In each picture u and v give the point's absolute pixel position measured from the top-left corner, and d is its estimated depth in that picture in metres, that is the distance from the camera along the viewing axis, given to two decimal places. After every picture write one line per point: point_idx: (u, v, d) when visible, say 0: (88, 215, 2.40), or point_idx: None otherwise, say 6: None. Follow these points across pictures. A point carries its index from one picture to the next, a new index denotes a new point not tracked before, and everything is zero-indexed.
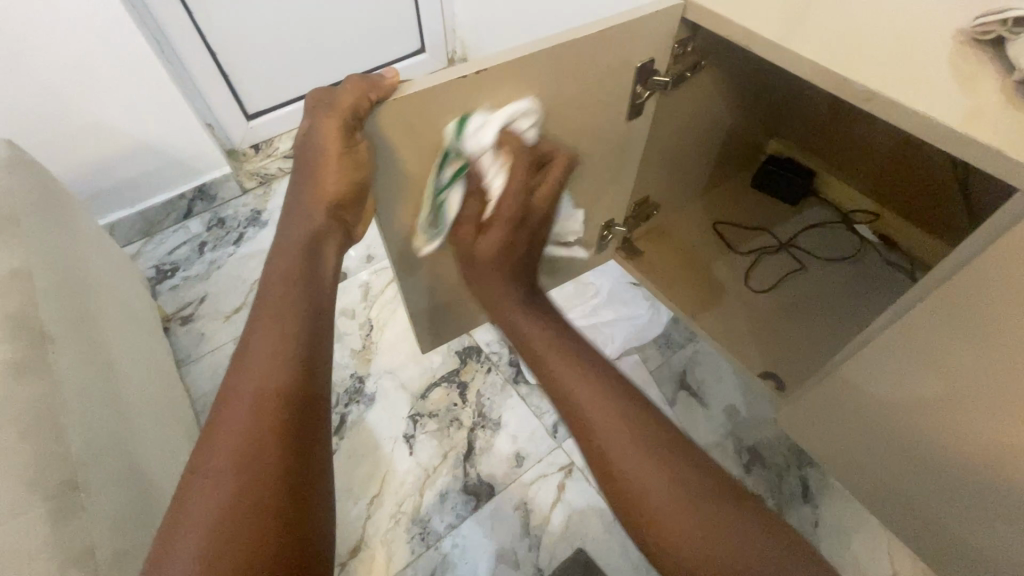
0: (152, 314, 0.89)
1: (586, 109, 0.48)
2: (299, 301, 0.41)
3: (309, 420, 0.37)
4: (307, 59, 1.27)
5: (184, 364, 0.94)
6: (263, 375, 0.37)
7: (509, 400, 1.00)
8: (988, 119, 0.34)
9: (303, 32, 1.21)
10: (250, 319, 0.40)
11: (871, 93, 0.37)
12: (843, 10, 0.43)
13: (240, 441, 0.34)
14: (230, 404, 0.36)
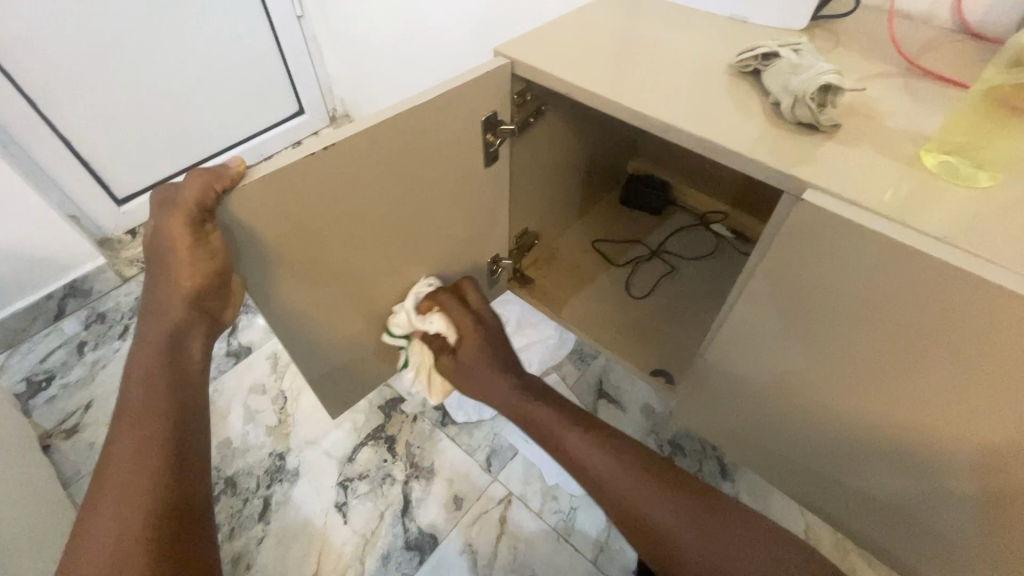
0: (25, 434, 0.80)
1: (442, 163, 0.52)
2: (165, 400, 0.40)
3: (184, 528, 0.36)
4: (177, 136, 1.24)
5: (72, 483, 0.85)
6: (128, 488, 0.36)
7: (438, 444, 1.00)
8: (756, 136, 0.42)
9: (168, 110, 1.19)
10: (112, 429, 0.39)
11: (669, 125, 0.44)
12: (642, 55, 0.51)
13: (105, 565, 0.33)
14: (90, 529, 0.34)
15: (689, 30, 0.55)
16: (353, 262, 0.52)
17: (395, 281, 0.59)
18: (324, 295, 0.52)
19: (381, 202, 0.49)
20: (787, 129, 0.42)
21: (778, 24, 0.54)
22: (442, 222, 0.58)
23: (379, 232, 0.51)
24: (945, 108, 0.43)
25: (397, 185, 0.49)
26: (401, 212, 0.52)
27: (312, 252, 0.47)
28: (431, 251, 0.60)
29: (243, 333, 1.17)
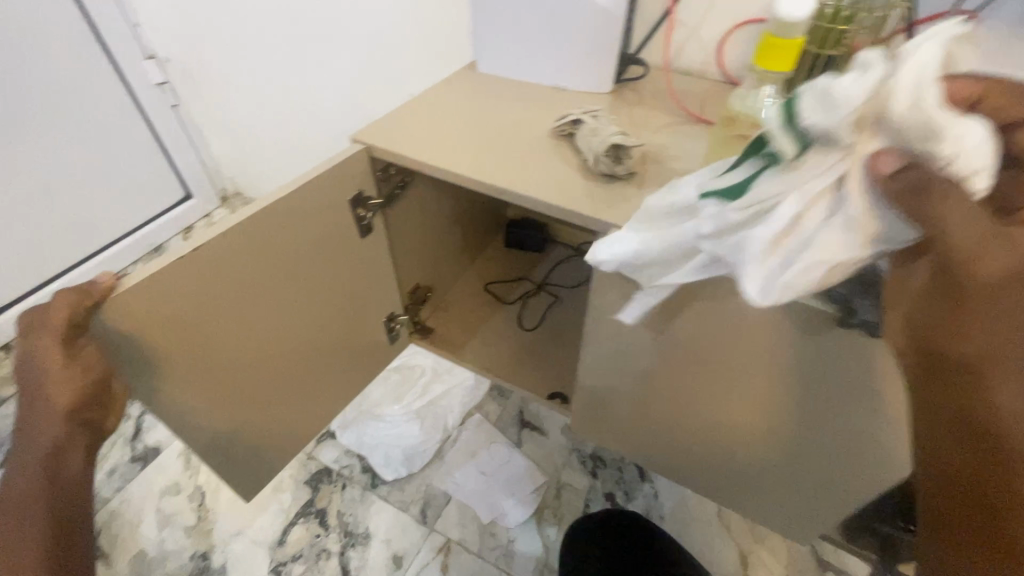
0: None
1: (317, 243, 0.57)
2: (45, 519, 0.43)
3: None
4: None
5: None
6: None
7: (371, 507, 1.00)
8: (575, 189, 0.51)
9: None
10: None
11: (506, 188, 0.52)
12: (479, 128, 0.60)
13: None
14: None
15: (519, 103, 0.65)
16: (243, 348, 0.54)
17: (291, 357, 0.62)
18: (217, 385, 0.54)
19: (260, 288, 0.53)
20: (595, 179, 0.52)
21: (588, 89, 0.66)
22: (328, 294, 0.62)
23: (265, 314, 0.55)
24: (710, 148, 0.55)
25: (274, 270, 0.53)
26: (284, 293, 0.56)
27: (198, 344, 0.49)
28: (323, 322, 0.64)
29: (149, 433, 1.11)
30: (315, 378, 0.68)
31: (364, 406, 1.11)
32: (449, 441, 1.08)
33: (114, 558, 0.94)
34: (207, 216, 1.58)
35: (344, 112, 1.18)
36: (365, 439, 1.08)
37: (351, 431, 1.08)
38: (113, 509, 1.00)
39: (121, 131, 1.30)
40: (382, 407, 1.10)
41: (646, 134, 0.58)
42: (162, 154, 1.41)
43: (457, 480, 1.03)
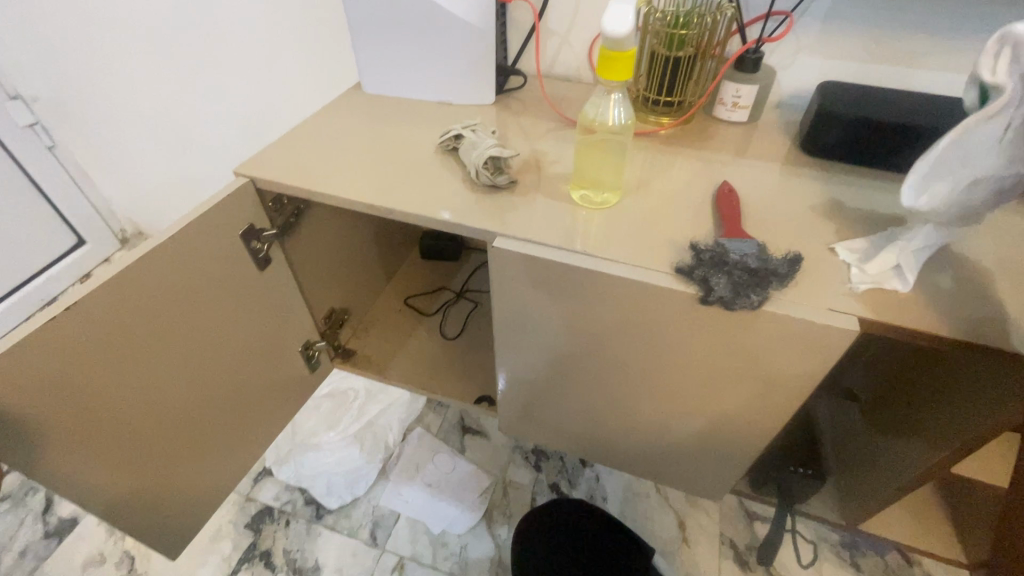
0: None
1: (212, 285, 0.56)
2: None
3: None
4: None
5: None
6: None
7: (318, 539, 0.99)
8: (461, 203, 0.53)
9: None
10: None
11: (394, 209, 0.53)
12: (368, 151, 0.61)
13: None
14: None
15: (406, 122, 0.66)
16: (142, 401, 0.52)
17: (202, 404, 0.61)
18: (118, 445, 0.51)
19: (154, 334, 0.51)
20: (481, 191, 0.54)
21: (473, 102, 0.69)
22: (233, 335, 0.61)
23: (164, 366, 0.54)
24: None
25: (166, 314, 0.52)
26: (184, 335, 0.54)
27: (89, 409, 0.47)
28: (231, 361, 0.63)
29: (63, 505, 1.03)
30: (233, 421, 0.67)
31: (299, 438, 1.09)
32: (392, 459, 1.08)
33: None
34: (106, 261, 1.47)
35: (242, 139, 1.15)
36: (302, 472, 1.05)
37: (288, 466, 1.06)
38: None
39: None
40: (318, 437, 1.08)
41: (528, 142, 0.62)
42: (43, 200, 1.30)
43: (403, 496, 1.04)
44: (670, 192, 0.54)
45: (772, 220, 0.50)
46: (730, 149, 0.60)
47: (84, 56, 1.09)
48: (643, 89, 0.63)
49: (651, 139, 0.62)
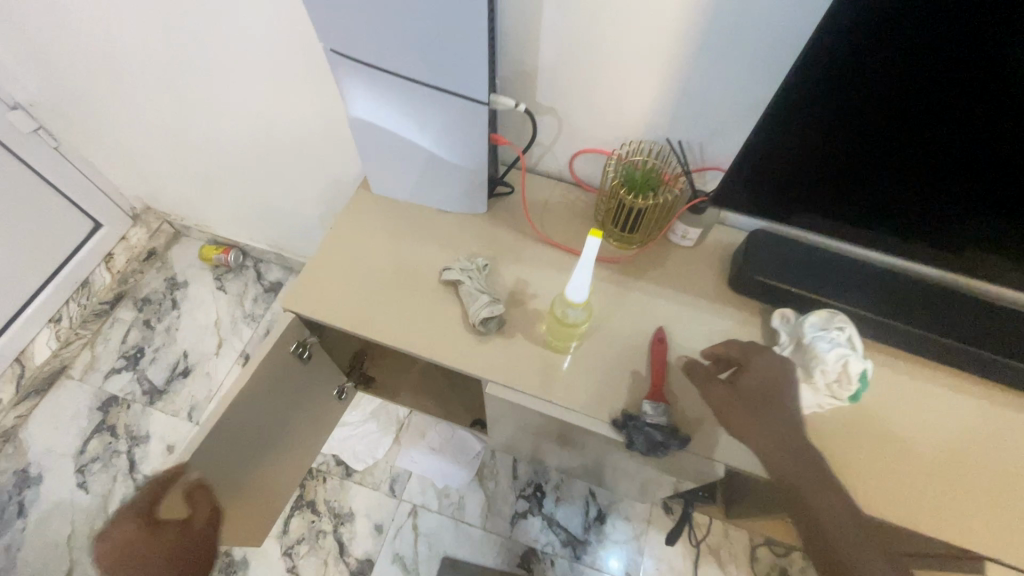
0: None
1: (278, 381, 0.79)
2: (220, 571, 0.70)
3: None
4: None
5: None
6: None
7: (350, 491, 1.29)
8: (460, 341, 0.70)
9: None
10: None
11: (411, 345, 0.71)
12: (384, 275, 0.76)
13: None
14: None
15: (412, 234, 0.80)
16: (243, 458, 0.81)
17: (272, 444, 0.88)
18: (228, 486, 0.80)
19: (217, 446, 0.73)
20: (474, 331, 0.72)
21: (469, 212, 0.81)
22: (290, 400, 0.86)
23: (251, 436, 0.80)
24: (561, 281, 0.75)
25: (223, 432, 0.73)
26: (236, 436, 0.77)
27: (212, 478, 0.75)
28: (287, 417, 0.88)
29: (144, 465, 1.33)
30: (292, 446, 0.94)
31: None
32: (404, 428, 1.36)
33: None
34: (124, 239, 1.57)
35: (246, 157, 1.21)
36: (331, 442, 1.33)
37: None
38: None
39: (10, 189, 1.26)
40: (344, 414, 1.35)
41: (513, 268, 0.76)
42: (57, 196, 1.37)
43: (414, 458, 1.32)
44: (618, 335, 0.71)
45: (690, 364, 0.69)
46: (674, 281, 0.76)
47: (81, 74, 1.11)
48: (607, 219, 0.76)
49: (612, 268, 0.77)
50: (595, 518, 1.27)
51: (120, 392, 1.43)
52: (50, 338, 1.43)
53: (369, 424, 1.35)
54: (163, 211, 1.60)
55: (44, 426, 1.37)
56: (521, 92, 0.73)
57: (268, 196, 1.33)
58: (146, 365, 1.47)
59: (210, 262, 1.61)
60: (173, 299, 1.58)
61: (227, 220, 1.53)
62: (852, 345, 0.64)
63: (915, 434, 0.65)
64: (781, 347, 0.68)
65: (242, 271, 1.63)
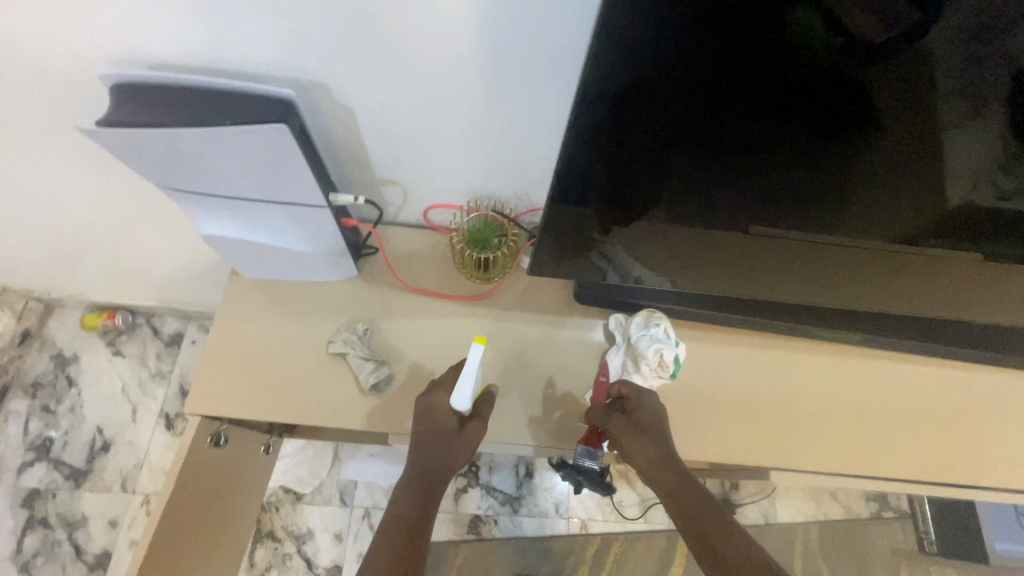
0: None
1: (198, 472, 0.85)
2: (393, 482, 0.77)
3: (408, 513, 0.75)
4: None
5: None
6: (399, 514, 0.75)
7: (304, 512, 1.40)
8: (357, 404, 0.81)
9: None
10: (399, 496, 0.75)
11: (314, 417, 0.80)
12: (274, 357, 0.83)
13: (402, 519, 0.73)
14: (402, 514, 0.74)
15: (292, 309, 0.87)
16: (183, 545, 0.87)
17: (211, 518, 0.95)
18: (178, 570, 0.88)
19: (165, 552, 0.81)
20: (371, 394, 0.82)
21: (343, 279, 0.89)
22: (216, 478, 0.92)
23: (187, 525, 0.87)
24: (437, 326, 0.87)
25: (168, 537, 0.81)
26: (179, 534, 0.85)
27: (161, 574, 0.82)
28: (219, 491, 0.95)
29: (90, 546, 1.36)
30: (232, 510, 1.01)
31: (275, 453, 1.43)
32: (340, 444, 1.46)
33: None
34: None
35: (106, 236, 1.16)
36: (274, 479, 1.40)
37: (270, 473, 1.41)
38: None
39: None
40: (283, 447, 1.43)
41: (393, 323, 0.87)
42: None
43: (356, 468, 1.44)
44: (492, 364, 0.85)
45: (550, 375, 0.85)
46: (531, 302, 0.90)
47: None
48: (462, 266, 0.88)
49: (479, 303, 0.89)
50: (525, 474, 1.47)
51: (40, 484, 1.40)
52: None
53: (302, 453, 1.42)
54: (24, 289, 1.50)
55: None
56: (363, 173, 0.80)
57: (141, 262, 1.30)
58: (60, 451, 1.44)
59: (95, 329, 1.55)
60: (68, 376, 1.52)
61: (102, 286, 1.47)
62: (667, 335, 0.82)
63: (718, 388, 0.87)
64: (618, 345, 0.85)
65: (135, 330, 1.58)
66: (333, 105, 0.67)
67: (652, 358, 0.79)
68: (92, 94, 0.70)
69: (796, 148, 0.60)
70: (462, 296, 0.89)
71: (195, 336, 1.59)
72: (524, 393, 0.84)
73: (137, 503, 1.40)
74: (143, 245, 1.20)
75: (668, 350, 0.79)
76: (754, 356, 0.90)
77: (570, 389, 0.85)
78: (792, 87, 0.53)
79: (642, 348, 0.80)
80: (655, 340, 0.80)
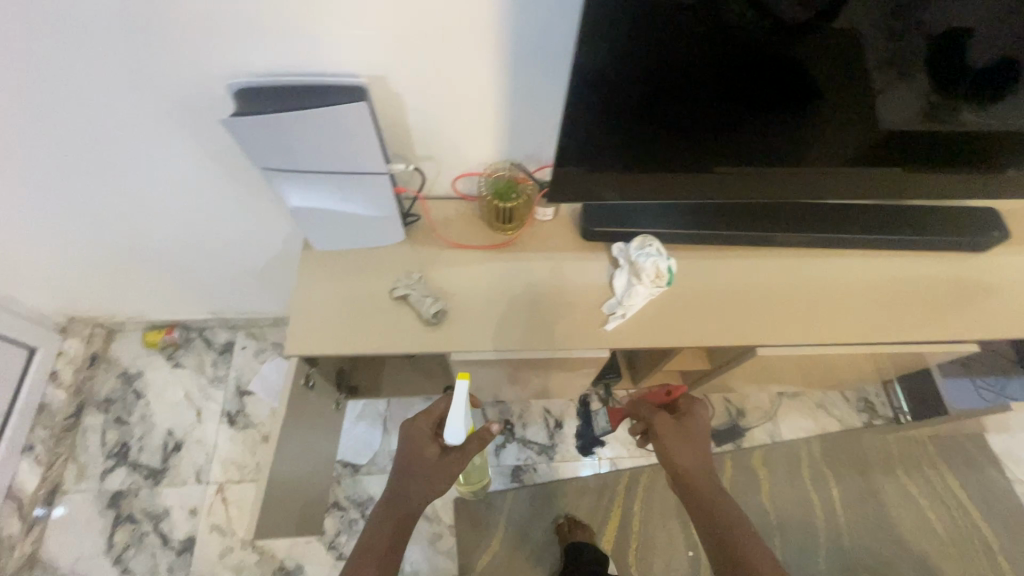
0: None
1: (294, 411, 1.03)
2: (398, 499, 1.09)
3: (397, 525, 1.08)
4: None
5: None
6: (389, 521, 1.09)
7: (363, 481, 1.56)
8: (421, 335, 1.00)
9: None
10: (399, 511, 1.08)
11: (388, 349, 0.99)
12: (349, 308, 1.03)
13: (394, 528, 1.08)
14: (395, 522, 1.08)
15: (357, 270, 1.06)
16: (287, 476, 1.04)
17: (302, 460, 1.12)
18: (283, 498, 1.05)
19: (279, 475, 0.99)
20: (430, 324, 1.00)
21: (394, 243, 1.09)
22: (305, 422, 1.10)
23: (288, 457, 1.04)
24: (476, 269, 1.07)
25: (277, 463, 0.99)
26: (288, 463, 1.03)
27: (274, 495, 0.99)
28: (307, 435, 1.12)
29: (175, 533, 1.50)
30: (315, 458, 1.19)
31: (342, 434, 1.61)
32: (388, 418, 1.63)
33: None
34: (61, 353, 1.68)
35: (176, 251, 1.35)
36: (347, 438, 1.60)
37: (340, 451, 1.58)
38: None
39: None
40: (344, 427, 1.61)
41: (440, 270, 1.07)
42: None
43: None
44: (525, 293, 1.05)
45: (573, 297, 1.05)
46: (548, 244, 1.11)
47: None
48: (490, 218, 1.08)
49: (506, 248, 1.10)
50: (554, 425, 1.65)
51: (123, 485, 1.56)
52: (32, 463, 1.54)
53: (365, 414, 1.63)
54: (89, 316, 1.68)
55: (63, 541, 1.48)
56: (406, 151, 1.01)
57: (200, 276, 1.50)
58: (136, 455, 1.60)
59: (156, 346, 1.73)
60: (135, 390, 1.69)
61: (160, 305, 1.65)
62: (660, 252, 1.02)
63: (709, 292, 1.07)
64: (623, 266, 1.06)
65: (190, 344, 1.76)
66: (388, 95, 0.89)
67: (652, 269, 0.99)
68: (196, 114, 0.92)
69: (744, 98, 0.86)
70: (492, 244, 1.10)
71: (245, 343, 1.78)
72: (551, 312, 1.04)
73: (212, 492, 1.56)
74: (208, 256, 1.39)
75: (663, 261, 0.99)
76: (734, 266, 1.11)
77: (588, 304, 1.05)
78: (745, 57, 0.79)
79: (642, 262, 1.00)
80: (651, 256, 0.99)
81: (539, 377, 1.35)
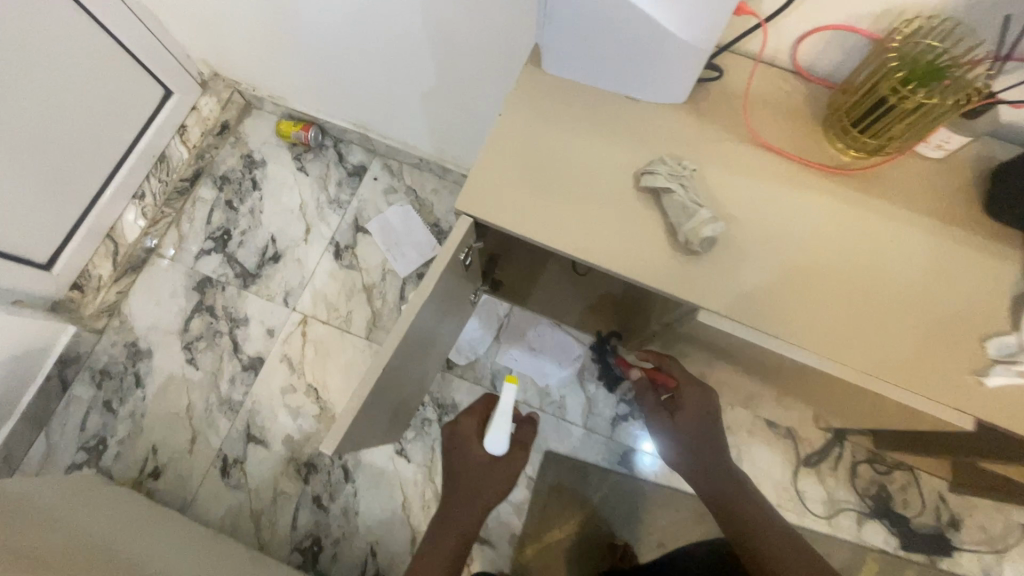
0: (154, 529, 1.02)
1: (437, 291, 0.71)
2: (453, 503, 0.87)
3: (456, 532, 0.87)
4: (61, 172, 1.20)
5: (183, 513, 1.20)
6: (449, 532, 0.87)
7: (452, 384, 1.30)
8: (664, 263, 0.61)
9: (35, 154, 1.12)
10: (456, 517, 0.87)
11: (607, 266, 0.61)
12: (568, 179, 0.65)
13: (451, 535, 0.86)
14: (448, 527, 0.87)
15: (596, 124, 0.67)
16: (397, 369, 0.76)
17: (418, 353, 0.83)
18: (383, 393, 0.77)
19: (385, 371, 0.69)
20: (678, 252, 0.61)
21: (663, 103, 0.67)
22: (442, 310, 0.79)
23: (406, 347, 0.74)
24: (781, 195, 0.63)
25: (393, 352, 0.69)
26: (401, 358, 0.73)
27: (374, 390, 0.71)
28: (436, 327, 0.82)
29: (247, 346, 1.35)
30: (429, 353, 0.89)
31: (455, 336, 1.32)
32: (504, 327, 1.32)
33: (272, 440, 1.28)
34: (195, 109, 1.46)
35: (344, 25, 1.02)
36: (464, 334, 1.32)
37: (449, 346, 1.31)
38: (250, 408, 1.30)
39: (81, 47, 1.12)
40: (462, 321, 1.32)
41: (726, 174, 0.64)
42: (125, 55, 1.23)
43: (516, 357, 1.31)
44: (850, 266, 0.61)
45: (933, 307, 0.60)
46: (918, 200, 0.64)
47: None
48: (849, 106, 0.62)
49: (840, 179, 0.64)
50: None
51: (214, 273, 1.41)
52: (138, 214, 1.38)
53: (484, 312, 1.32)
54: (232, 77, 1.46)
55: (146, 303, 1.38)
56: None
57: (359, 72, 1.17)
58: (236, 248, 1.43)
59: (289, 140, 1.49)
60: (254, 178, 1.49)
61: (305, 93, 1.38)
62: None
63: None
64: None
65: (323, 151, 1.51)
66: None
67: None
68: None
69: None
70: (816, 162, 0.65)
71: (377, 173, 1.49)
72: (866, 301, 0.60)
73: (295, 321, 1.37)
74: (377, 47, 1.05)
75: None
76: None
77: (910, 298, 0.60)
78: None
79: None
80: None
81: (740, 376, 0.94)
